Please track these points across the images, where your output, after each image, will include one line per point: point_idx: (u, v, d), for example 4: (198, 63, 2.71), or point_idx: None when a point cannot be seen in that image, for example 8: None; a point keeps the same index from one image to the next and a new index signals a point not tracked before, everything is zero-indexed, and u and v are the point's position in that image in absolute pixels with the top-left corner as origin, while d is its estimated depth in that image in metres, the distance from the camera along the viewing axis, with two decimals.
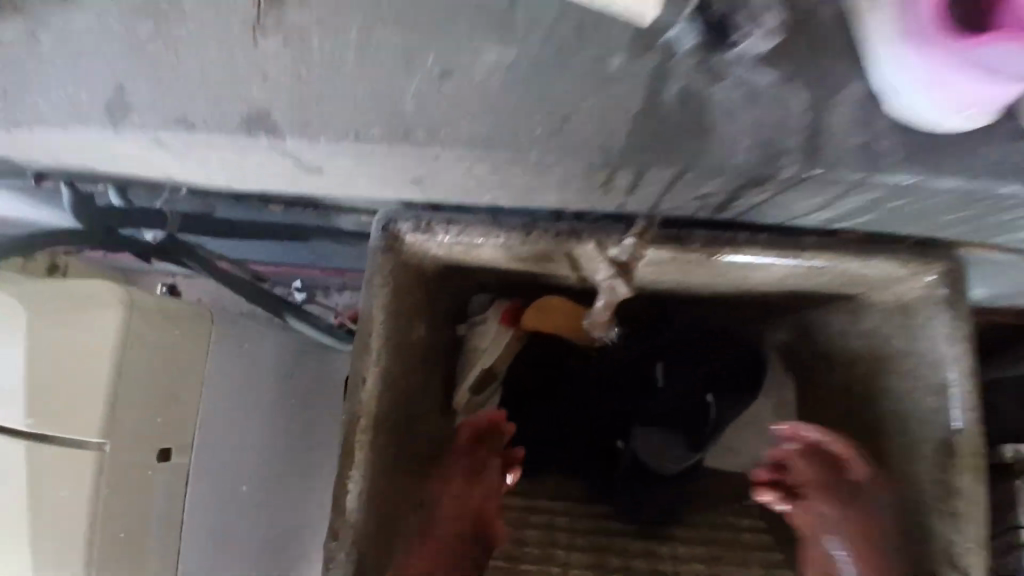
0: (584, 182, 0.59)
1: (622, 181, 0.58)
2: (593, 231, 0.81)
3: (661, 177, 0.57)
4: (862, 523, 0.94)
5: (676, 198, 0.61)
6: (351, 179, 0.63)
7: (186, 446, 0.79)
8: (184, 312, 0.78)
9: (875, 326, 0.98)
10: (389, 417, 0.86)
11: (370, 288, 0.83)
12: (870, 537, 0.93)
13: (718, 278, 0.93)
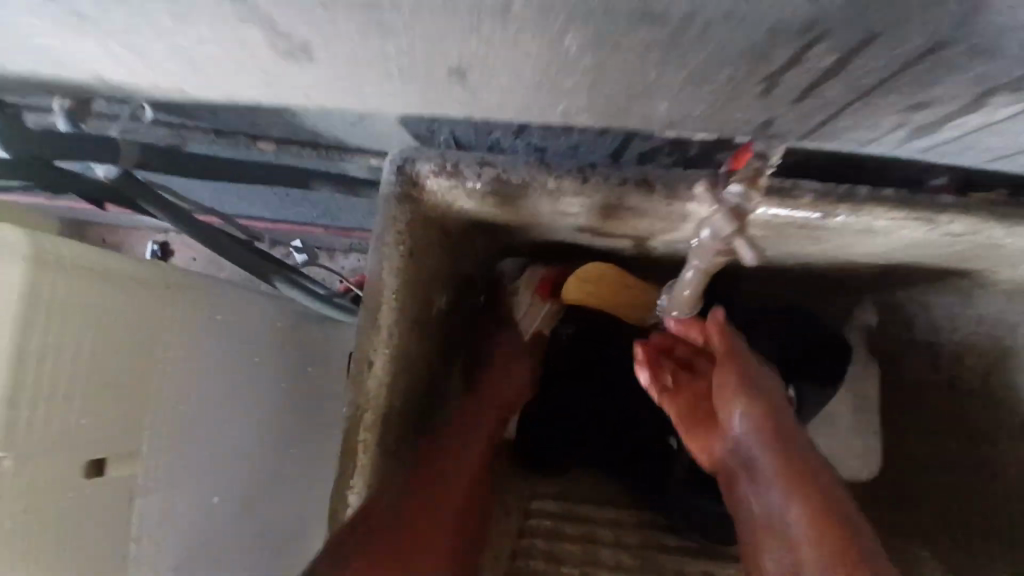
0: (743, 74, 0.40)
1: (805, 76, 0.40)
2: (671, 179, 0.63)
3: (876, 66, 0.38)
4: (774, 411, 0.67)
5: (875, 109, 0.44)
6: (360, 71, 0.44)
7: (133, 453, 0.57)
8: (118, 264, 0.55)
9: (1001, 310, 0.79)
10: (401, 408, 0.69)
11: (381, 247, 0.64)
12: (787, 442, 0.65)
13: (813, 247, 0.74)
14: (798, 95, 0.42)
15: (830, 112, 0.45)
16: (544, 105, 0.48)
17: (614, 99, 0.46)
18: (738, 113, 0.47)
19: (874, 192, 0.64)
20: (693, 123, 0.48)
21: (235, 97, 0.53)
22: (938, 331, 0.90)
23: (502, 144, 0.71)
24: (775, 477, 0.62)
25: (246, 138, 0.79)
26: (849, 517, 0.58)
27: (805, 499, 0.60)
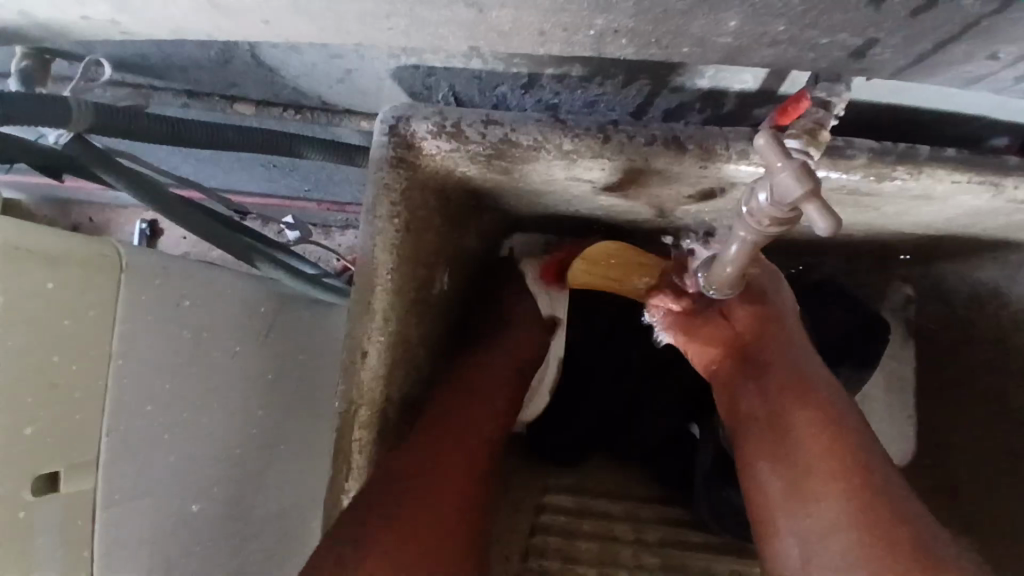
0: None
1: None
2: (705, 137, 0.54)
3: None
4: (813, 381, 0.59)
5: (998, 34, 0.36)
6: None
7: (91, 463, 0.50)
8: (60, 244, 0.46)
9: None
10: (400, 402, 0.62)
11: (374, 220, 0.56)
12: (801, 362, 0.60)
13: (859, 216, 0.66)
14: (920, 3, 0.34)
15: (944, 36, 0.36)
16: (576, 30, 0.39)
17: (670, 14, 0.37)
18: (821, 39, 0.38)
19: (935, 151, 0.55)
20: (762, 53, 0.40)
21: (187, 30, 0.44)
22: (970, 314, 0.82)
23: (509, 102, 0.63)
24: (786, 383, 0.58)
25: (222, 100, 0.71)
26: (860, 429, 0.55)
27: (818, 407, 0.56)
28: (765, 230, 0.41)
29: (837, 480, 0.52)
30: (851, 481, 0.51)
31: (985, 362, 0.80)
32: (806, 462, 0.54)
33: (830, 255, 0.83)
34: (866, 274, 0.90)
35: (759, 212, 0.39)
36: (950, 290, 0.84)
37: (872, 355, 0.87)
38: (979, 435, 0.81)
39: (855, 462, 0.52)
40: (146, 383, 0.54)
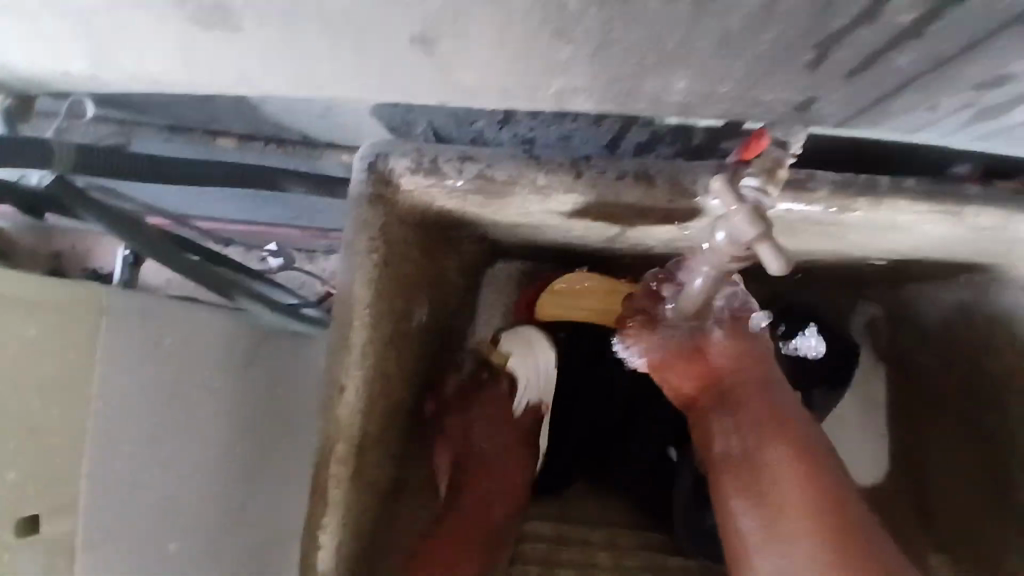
0: (792, 38, 0.34)
1: (874, 38, 0.33)
2: (675, 172, 0.57)
3: (964, 24, 0.32)
4: (790, 419, 0.59)
5: (937, 87, 0.37)
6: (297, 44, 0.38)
7: (68, 507, 0.50)
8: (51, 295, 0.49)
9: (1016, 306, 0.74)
10: (377, 436, 0.62)
11: (352, 255, 0.57)
12: (777, 397, 0.61)
13: (823, 244, 0.67)
14: (853, 67, 0.36)
15: (885, 91, 0.38)
16: (534, 87, 0.40)
17: (622, 76, 0.39)
18: (766, 97, 0.40)
19: (896, 182, 0.57)
20: (713, 108, 0.41)
21: (160, 85, 0.46)
22: (940, 335, 0.83)
23: (486, 136, 0.64)
24: (762, 422, 0.59)
25: (204, 135, 0.71)
26: (833, 465, 0.57)
27: (793, 445, 0.57)
28: (726, 265, 0.42)
29: (811, 517, 0.53)
30: (824, 518, 0.53)
31: (958, 382, 0.81)
32: (781, 500, 0.55)
33: (802, 277, 0.86)
34: (839, 296, 0.93)
35: (720, 250, 0.40)
36: (922, 311, 0.85)
37: (842, 377, 0.89)
38: (960, 454, 0.82)
39: (828, 499, 0.54)
40: (127, 420, 0.55)
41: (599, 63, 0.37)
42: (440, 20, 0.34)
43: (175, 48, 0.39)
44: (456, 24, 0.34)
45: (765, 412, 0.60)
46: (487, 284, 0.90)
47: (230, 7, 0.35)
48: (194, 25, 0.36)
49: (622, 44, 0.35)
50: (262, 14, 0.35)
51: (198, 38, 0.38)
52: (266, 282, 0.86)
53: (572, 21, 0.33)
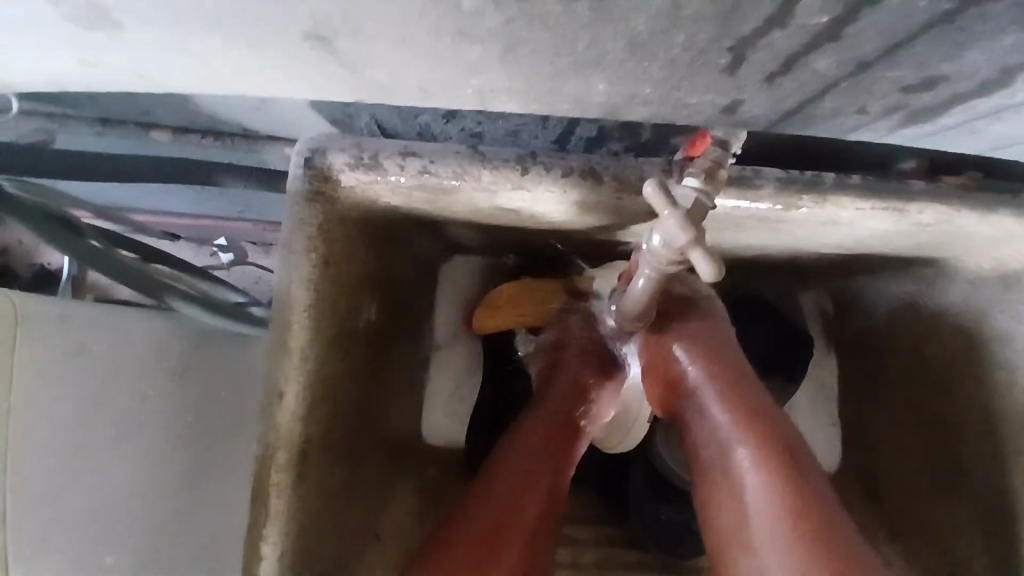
0: (706, 40, 0.33)
1: (791, 39, 0.33)
2: (622, 167, 0.55)
3: (883, 27, 0.31)
4: (765, 417, 0.57)
5: (861, 90, 0.37)
6: (194, 44, 0.35)
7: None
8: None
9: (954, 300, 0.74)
10: (325, 442, 0.60)
11: (291, 254, 0.55)
12: (750, 392, 0.59)
13: (768, 240, 0.68)
14: (773, 69, 0.35)
15: (811, 92, 0.37)
16: (454, 89, 0.39)
17: (540, 77, 0.37)
18: (689, 101, 0.39)
19: (838, 179, 0.57)
20: (637, 111, 0.40)
21: (60, 83, 0.43)
22: (888, 327, 0.85)
23: (432, 129, 0.62)
24: (734, 428, 0.57)
25: (137, 128, 0.68)
26: (807, 469, 0.55)
27: (764, 450, 0.55)
28: (664, 266, 0.42)
29: (787, 528, 0.52)
30: (799, 528, 0.52)
31: (902, 373, 0.83)
32: (754, 512, 0.54)
33: (755, 271, 0.86)
34: (793, 289, 0.94)
35: (657, 253, 0.40)
36: (871, 304, 0.87)
37: (797, 365, 0.90)
38: (902, 444, 0.83)
39: (800, 508, 0.53)
40: (52, 436, 0.53)
41: (513, 66, 0.36)
42: (338, 19, 0.32)
43: (68, 51, 0.37)
44: (353, 23, 0.32)
45: (739, 411, 0.57)
46: (444, 280, 0.88)
47: (106, 7, 0.32)
48: (74, 25, 0.34)
49: (535, 46, 0.34)
50: (149, 14, 0.33)
51: (84, 38, 0.35)
52: (212, 279, 0.83)
53: (472, 21, 0.32)
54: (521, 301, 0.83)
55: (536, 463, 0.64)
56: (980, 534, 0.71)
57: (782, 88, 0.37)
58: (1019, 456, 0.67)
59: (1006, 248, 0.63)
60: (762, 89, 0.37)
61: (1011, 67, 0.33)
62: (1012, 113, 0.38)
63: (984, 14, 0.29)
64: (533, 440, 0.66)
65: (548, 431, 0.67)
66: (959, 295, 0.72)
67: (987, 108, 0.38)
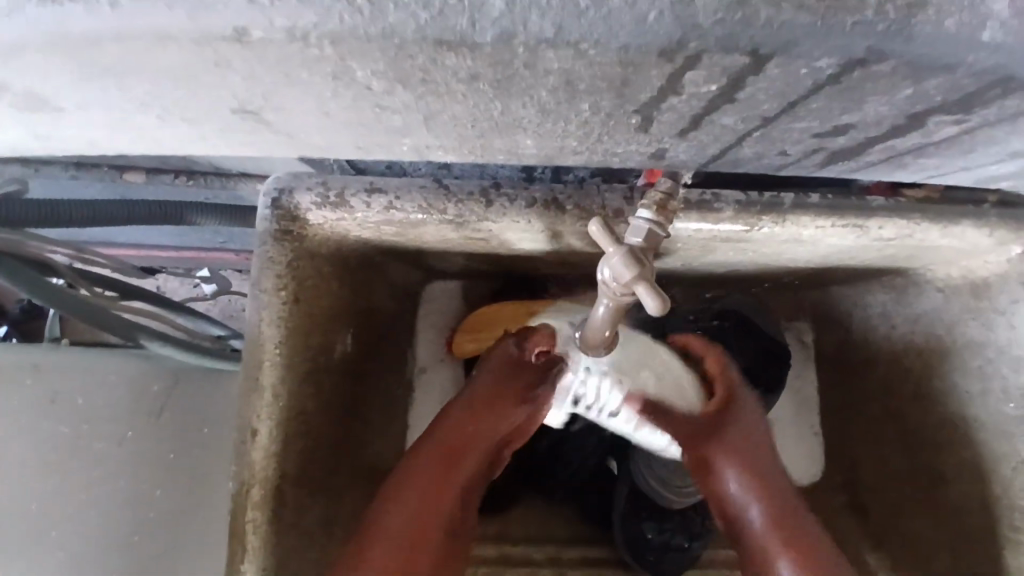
0: (610, 106, 0.34)
1: (690, 104, 0.34)
2: (584, 196, 0.56)
3: (776, 91, 0.32)
4: (805, 524, 0.58)
5: (778, 138, 0.38)
6: (135, 120, 0.36)
7: None
8: None
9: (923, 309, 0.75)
10: (299, 478, 0.60)
11: (260, 293, 0.56)
12: (795, 503, 0.59)
13: (738, 257, 0.68)
14: (685, 126, 0.37)
15: (726, 143, 0.39)
16: (390, 145, 0.40)
17: (468, 137, 0.38)
18: (617, 149, 0.40)
19: (798, 198, 0.58)
20: (570, 160, 0.42)
21: (21, 151, 0.44)
22: (865, 338, 0.85)
23: (402, 163, 0.62)
24: (770, 537, 0.57)
25: (112, 170, 0.70)
26: (829, 556, 0.56)
27: (801, 563, 0.56)
28: (618, 297, 0.43)
29: None
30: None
31: (879, 383, 0.83)
32: None
33: (735, 284, 0.87)
34: (773, 299, 0.94)
35: (609, 286, 0.42)
36: (848, 314, 0.87)
37: (774, 378, 0.90)
38: (881, 455, 0.83)
39: None
40: (16, 479, 0.57)
41: (440, 129, 0.37)
42: (260, 99, 0.33)
43: (18, 129, 0.38)
44: (272, 101, 0.33)
45: (783, 510, 0.58)
46: (424, 304, 0.88)
47: (43, 97, 0.33)
48: (21, 110, 0.35)
49: (452, 113, 0.35)
50: (84, 100, 0.34)
51: (27, 119, 0.36)
52: (192, 314, 0.82)
53: (386, 97, 0.33)
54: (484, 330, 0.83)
55: (467, 448, 0.59)
56: (959, 545, 0.71)
57: (704, 136, 0.38)
58: (993, 465, 0.68)
59: (975, 257, 0.64)
60: (683, 135, 0.38)
61: (918, 114, 0.34)
62: (933, 149, 0.39)
63: (872, 78, 0.30)
64: (465, 415, 0.59)
65: (468, 429, 0.59)
66: (932, 304, 0.73)
67: (908, 145, 0.39)
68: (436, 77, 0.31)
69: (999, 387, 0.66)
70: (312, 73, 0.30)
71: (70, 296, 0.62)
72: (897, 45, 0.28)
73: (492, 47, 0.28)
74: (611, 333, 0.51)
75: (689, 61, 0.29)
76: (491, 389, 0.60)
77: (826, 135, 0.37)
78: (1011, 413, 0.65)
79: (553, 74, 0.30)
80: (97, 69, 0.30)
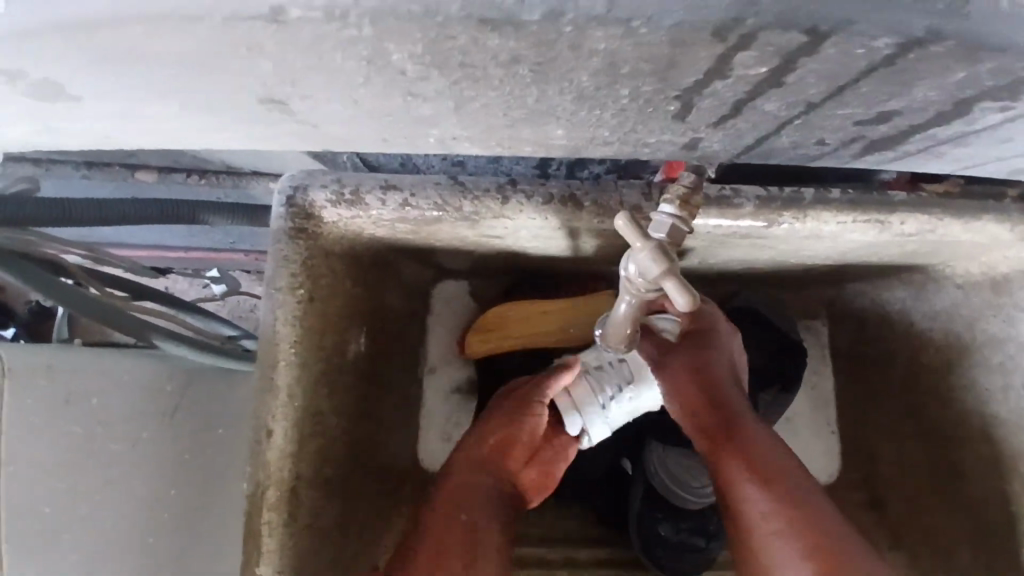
0: (651, 90, 0.33)
1: (734, 89, 0.33)
2: (602, 192, 0.55)
3: (827, 74, 0.31)
4: (755, 430, 0.58)
5: (818, 125, 0.37)
6: (153, 108, 0.35)
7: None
8: None
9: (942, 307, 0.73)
10: (314, 478, 0.59)
11: (274, 293, 0.55)
12: (747, 411, 0.60)
13: (757, 253, 0.67)
14: (723, 114, 0.36)
15: (765, 131, 0.38)
16: (413, 137, 0.39)
17: (496, 127, 0.38)
18: (650, 139, 0.40)
19: (819, 194, 0.57)
20: (599, 151, 0.41)
21: (32, 145, 0.43)
22: (884, 335, 0.84)
23: (415, 160, 0.61)
24: (745, 476, 0.55)
25: (124, 169, 0.71)
26: (779, 456, 0.56)
27: (759, 480, 0.55)
28: (643, 293, 0.43)
29: (782, 532, 0.52)
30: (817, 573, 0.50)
31: (898, 381, 0.82)
32: (755, 516, 0.54)
33: (751, 282, 0.85)
34: (789, 297, 0.93)
35: (634, 281, 0.42)
36: (865, 311, 0.86)
37: (792, 376, 0.89)
38: (900, 453, 0.82)
39: (793, 512, 0.53)
40: (23, 489, 0.51)
41: (469, 118, 0.37)
42: (290, 86, 0.33)
43: (34, 121, 0.37)
44: (298, 88, 0.33)
45: (735, 416, 0.59)
46: (436, 305, 0.88)
47: (64, 86, 0.33)
48: (35, 100, 0.34)
49: (483, 101, 0.35)
50: (104, 89, 0.33)
51: (46, 111, 0.36)
52: (203, 314, 0.82)
53: (418, 83, 0.32)
54: (507, 325, 0.81)
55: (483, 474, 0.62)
56: (984, 547, 0.70)
57: (740, 124, 0.37)
58: (1016, 463, 0.66)
59: (994, 252, 0.62)
60: (720, 122, 0.37)
61: (967, 100, 0.33)
62: (974, 138, 0.38)
63: (927, 60, 0.29)
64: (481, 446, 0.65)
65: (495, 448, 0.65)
66: (950, 300, 0.72)
67: (948, 135, 0.38)
68: (473, 58, 0.30)
69: (1022, 383, 0.65)
70: (345, 56, 0.30)
71: (81, 295, 0.61)
72: (958, 23, 0.27)
73: (538, 26, 0.27)
74: (631, 327, 0.50)
75: (742, 41, 0.28)
76: (510, 418, 0.67)
77: (867, 121, 0.36)
78: None
79: (597, 56, 0.29)
80: (122, 52, 0.29)
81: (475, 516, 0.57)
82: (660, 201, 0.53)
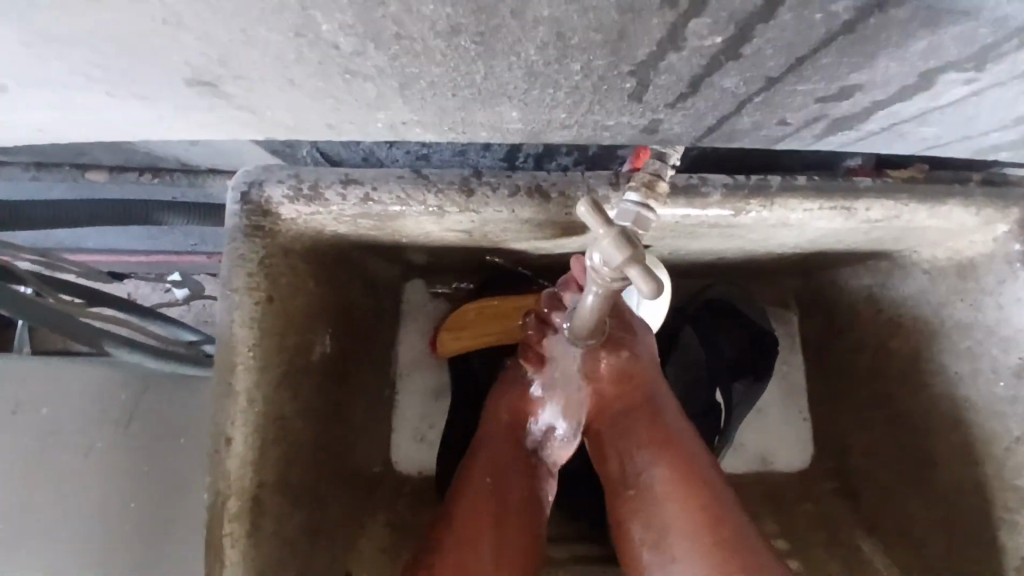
0: (603, 66, 0.33)
1: (688, 62, 0.33)
2: (569, 185, 0.54)
3: (783, 44, 0.31)
4: (677, 437, 0.59)
5: (779, 104, 0.37)
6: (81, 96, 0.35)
7: None
8: None
9: (908, 294, 0.74)
10: (278, 485, 0.57)
11: (230, 294, 0.53)
12: (670, 417, 0.60)
13: (726, 243, 0.67)
14: (681, 90, 0.36)
15: (726, 111, 0.38)
16: (364, 123, 0.40)
17: (448, 108, 0.38)
18: (609, 122, 0.40)
19: (786, 181, 0.56)
20: (558, 135, 0.41)
21: None
22: (852, 322, 0.85)
23: (378, 154, 0.59)
24: (671, 508, 0.55)
25: (74, 169, 0.67)
26: (700, 464, 0.57)
27: (678, 488, 0.56)
28: (610, 283, 0.42)
29: (696, 539, 0.54)
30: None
31: (867, 367, 0.83)
32: (671, 524, 0.55)
33: (721, 272, 0.86)
34: (758, 287, 0.94)
35: (600, 271, 0.41)
36: (834, 298, 0.87)
37: (764, 368, 0.88)
38: (871, 437, 0.83)
39: (710, 520, 0.54)
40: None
41: (417, 98, 0.36)
42: (227, 58, 0.32)
43: None
44: (231, 67, 0.33)
45: (657, 425, 0.59)
46: (404, 304, 0.86)
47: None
48: None
49: (428, 80, 0.35)
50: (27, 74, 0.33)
51: None
52: (163, 318, 0.78)
53: (355, 59, 0.32)
54: (489, 320, 0.80)
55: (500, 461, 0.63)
56: (955, 526, 0.71)
57: (701, 102, 0.37)
58: (984, 443, 0.67)
59: (960, 238, 0.63)
60: (684, 99, 0.37)
61: (929, 71, 0.33)
62: (940, 114, 0.38)
63: (883, 27, 0.30)
64: (496, 433, 0.64)
65: (509, 430, 0.64)
66: (917, 286, 0.72)
67: (913, 112, 0.38)
68: (414, 26, 0.30)
69: (989, 365, 0.66)
70: (272, 30, 0.30)
71: (42, 305, 0.56)
72: None
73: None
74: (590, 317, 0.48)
75: (696, 4, 0.29)
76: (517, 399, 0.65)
77: (831, 97, 0.36)
78: (1001, 392, 0.65)
79: (542, 24, 0.30)
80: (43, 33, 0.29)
81: (488, 505, 0.60)
82: (627, 189, 0.52)
